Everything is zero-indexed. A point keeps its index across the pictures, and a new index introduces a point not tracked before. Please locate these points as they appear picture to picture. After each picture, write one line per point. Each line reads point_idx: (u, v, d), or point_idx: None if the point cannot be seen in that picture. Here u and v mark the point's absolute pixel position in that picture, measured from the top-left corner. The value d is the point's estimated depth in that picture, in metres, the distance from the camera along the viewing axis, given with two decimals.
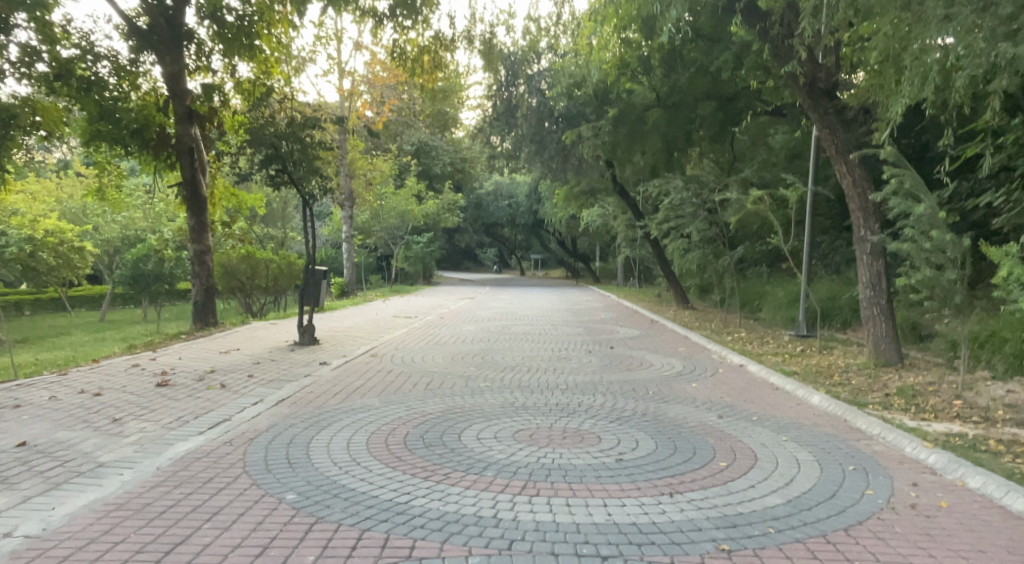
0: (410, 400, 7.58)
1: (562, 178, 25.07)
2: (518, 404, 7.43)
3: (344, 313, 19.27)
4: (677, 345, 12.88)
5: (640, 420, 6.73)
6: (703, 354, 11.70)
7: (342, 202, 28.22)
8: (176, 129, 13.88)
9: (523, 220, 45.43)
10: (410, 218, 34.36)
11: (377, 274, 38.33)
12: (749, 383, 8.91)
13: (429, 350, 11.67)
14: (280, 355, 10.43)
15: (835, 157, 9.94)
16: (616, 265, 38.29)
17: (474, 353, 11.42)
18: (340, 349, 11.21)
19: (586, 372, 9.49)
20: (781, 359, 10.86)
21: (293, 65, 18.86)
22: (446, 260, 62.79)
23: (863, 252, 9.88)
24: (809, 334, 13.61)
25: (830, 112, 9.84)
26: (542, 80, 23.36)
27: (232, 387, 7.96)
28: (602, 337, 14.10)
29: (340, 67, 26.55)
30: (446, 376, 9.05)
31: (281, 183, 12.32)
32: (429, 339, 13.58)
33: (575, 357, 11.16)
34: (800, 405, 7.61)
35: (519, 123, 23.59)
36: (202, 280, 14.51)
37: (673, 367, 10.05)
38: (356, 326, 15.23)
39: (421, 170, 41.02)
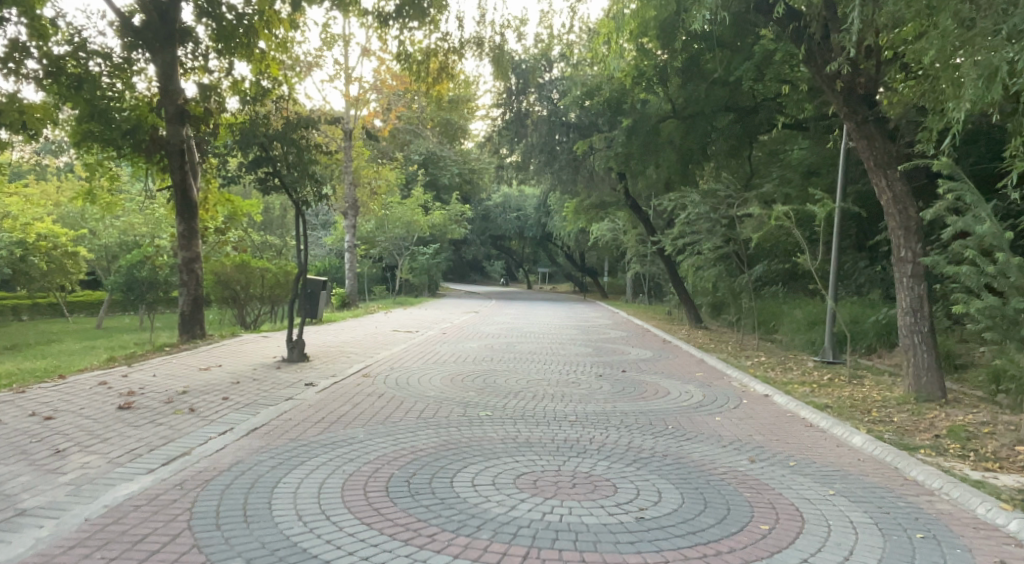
0: (401, 431, 6.75)
1: (572, 191, 24.29)
2: (521, 439, 6.59)
3: (343, 326, 18.44)
4: (693, 370, 12.00)
5: (661, 464, 5.88)
6: (723, 381, 10.83)
7: (345, 211, 27.49)
8: (167, 130, 13.03)
9: (531, 233, 44.66)
10: (415, 229, 33.63)
11: (381, 285, 37.56)
12: (778, 419, 8.03)
13: (427, 370, 10.81)
14: (264, 374, 9.63)
15: (874, 170, 9.11)
16: (626, 281, 37.40)
17: (476, 375, 10.54)
18: (331, 367, 10.40)
19: (596, 401, 8.62)
20: (809, 390, 9.99)
21: (291, 65, 18.05)
22: (452, 271, 62.05)
23: (903, 275, 9.04)
24: (835, 361, 12.73)
25: (870, 121, 9.01)
26: (553, 89, 22.62)
27: (203, 412, 7.13)
28: (613, 358, 13.22)
29: (347, 73, 25.93)
30: (443, 402, 8.22)
31: (272, 188, 11.54)
32: (429, 356, 12.75)
33: (584, 381, 10.30)
34: (841, 448, 6.74)
35: (529, 132, 22.83)
36: (191, 289, 13.68)
37: (692, 397, 9.16)
38: (353, 341, 14.44)
39: (428, 180, 40.35)
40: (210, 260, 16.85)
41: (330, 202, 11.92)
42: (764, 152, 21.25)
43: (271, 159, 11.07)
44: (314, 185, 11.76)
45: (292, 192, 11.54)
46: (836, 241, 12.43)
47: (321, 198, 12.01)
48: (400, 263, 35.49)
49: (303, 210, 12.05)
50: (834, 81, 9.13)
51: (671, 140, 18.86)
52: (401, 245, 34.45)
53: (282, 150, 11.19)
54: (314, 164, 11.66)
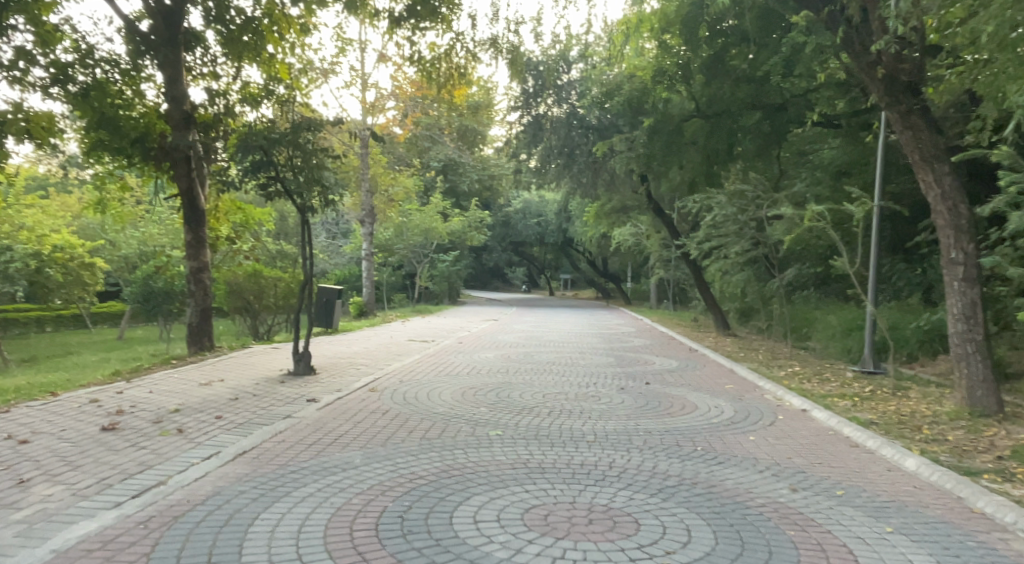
0: (404, 454, 6.18)
1: (594, 195, 23.63)
2: (536, 464, 6.00)
3: (358, 336, 17.90)
4: (724, 381, 11.28)
5: (690, 493, 5.24)
6: (754, 394, 10.14)
7: (363, 218, 27.05)
8: (173, 137, 12.44)
9: (552, 239, 44.06)
10: (435, 237, 33.19)
11: (402, 293, 37.09)
12: (820, 438, 7.35)
13: (439, 384, 10.24)
14: (267, 389, 9.12)
15: (920, 165, 8.51)
16: (651, 287, 36.63)
17: (489, 388, 9.95)
18: (338, 381, 9.89)
19: (618, 418, 7.97)
20: (850, 404, 9.26)
21: (299, 70, 17.49)
22: (474, 278, 61.64)
23: (953, 277, 8.42)
24: (875, 371, 11.97)
25: (915, 110, 8.39)
26: (572, 90, 21.98)
27: (191, 432, 6.60)
28: (636, 369, 12.56)
29: (363, 79, 25.57)
30: (453, 421, 7.65)
31: (277, 195, 11.03)
32: (443, 368, 12.20)
33: (605, 395, 9.65)
34: (893, 474, 6.06)
35: (548, 135, 22.23)
36: (199, 300, 13.21)
37: (722, 412, 8.48)
38: (365, 352, 13.94)
39: (448, 187, 39.92)
40: (221, 269, 16.39)
41: (339, 208, 11.37)
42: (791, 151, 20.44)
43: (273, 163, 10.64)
44: (323, 189, 11.21)
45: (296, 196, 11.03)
46: (875, 243, 11.67)
47: (330, 204, 11.45)
48: (420, 271, 35.06)
49: (310, 216, 11.53)
50: (875, 69, 8.53)
51: (696, 141, 18.14)
52: (420, 252, 34.01)
53: (283, 153, 10.70)
54: (324, 167, 11.16)
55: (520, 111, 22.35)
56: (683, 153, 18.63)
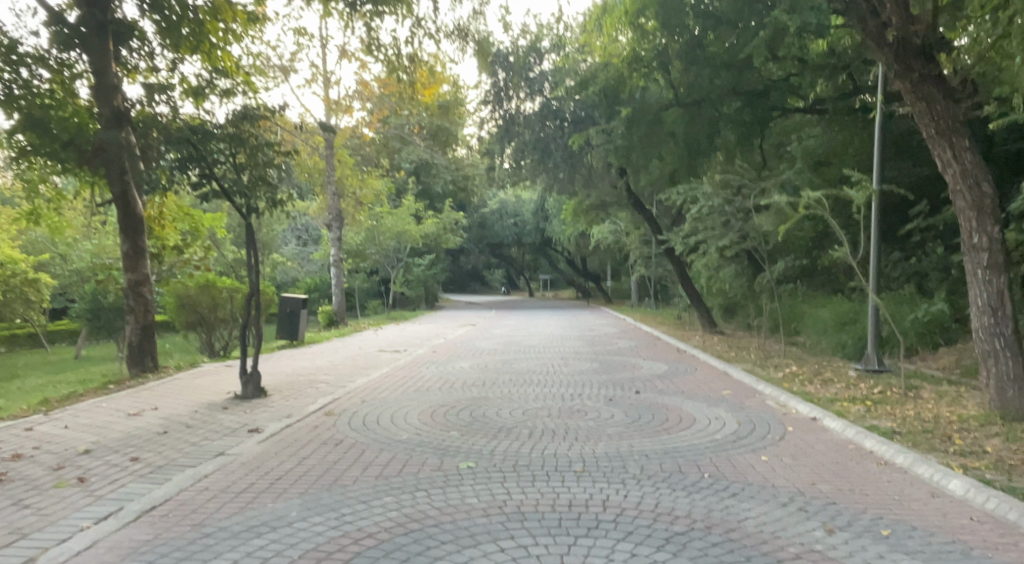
0: (354, 500, 5.10)
1: (571, 191, 22.64)
2: (514, 507, 4.95)
3: (323, 348, 16.69)
4: (720, 387, 10.28)
5: (705, 544, 4.23)
6: (755, 401, 9.15)
7: (330, 223, 25.77)
8: (102, 135, 11.12)
9: (529, 239, 43.15)
10: (408, 240, 32.02)
11: (376, 299, 35.81)
12: (842, 455, 6.37)
13: (406, 402, 9.12)
14: (205, 418, 7.97)
15: (937, 139, 7.60)
16: (632, 284, 35.77)
17: (462, 405, 8.85)
18: (290, 404, 8.75)
19: (607, 439, 6.94)
20: (864, 409, 8.28)
21: (250, 67, 16.28)
22: (451, 282, 60.49)
23: (976, 265, 7.50)
24: (882, 368, 11.04)
25: (930, 78, 7.48)
26: (544, 82, 20.94)
27: (96, 481, 5.48)
28: (623, 375, 11.54)
29: (326, 76, 24.39)
30: (417, 449, 6.57)
31: (212, 199, 9.83)
32: (412, 382, 11.08)
33: (590, 408, 8.62)
34: (941, 503, 5.07)
35: (520, 129, 21.16)
36: (138, 316, 11.94)
37: (725, 426, 7.46)
38: (328, 367, 12.78)
39: (420, 188, 38.83)
40: (170, 282, 15.07)
41: (288, 209, 10.21)
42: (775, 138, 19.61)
43: (205, 162, 9.48)
44: (267, 188, 10.05)
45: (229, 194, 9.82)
46: (878, 230, 10.75)
47: (277, 204, 10.28)
48: (394, 276, 33.87)
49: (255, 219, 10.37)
50: (885, 32, 7.64)
51: (675, 131, 17.19)
52: (393, 257, 32.79)
53: (211, 151, 9.53)
54: (266, 162, 9.99)
55: (491, 104, 21.30)
56: (663, 144, 17.69)
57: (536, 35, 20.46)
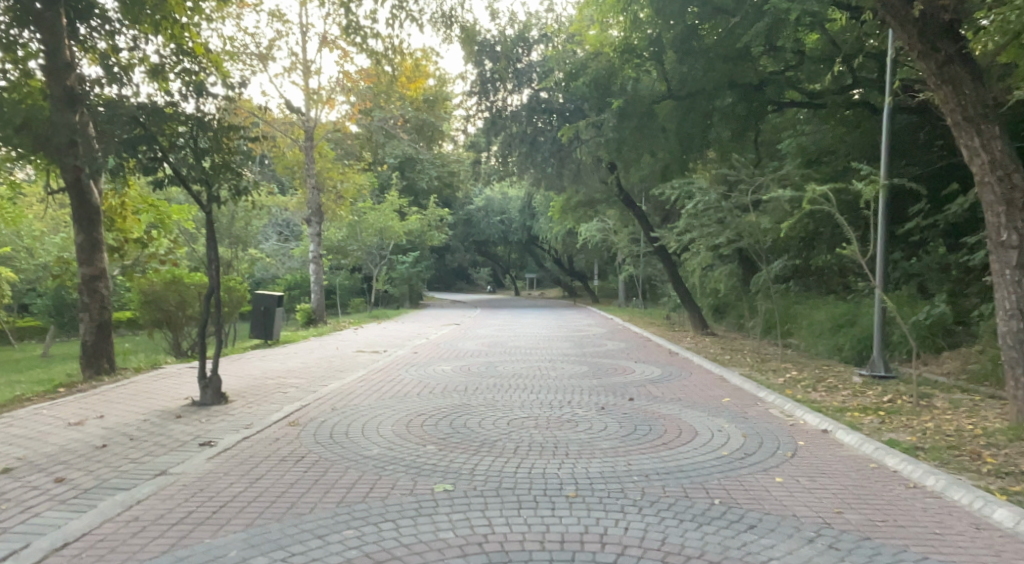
0: (308, 534, 4.35)
1: (559, 187, 21.89)
2: (497, 544, 4.21)
3: (298, 349, 15.86)
4: (717, 393, 9.61)
5: None
6: (757, 410, 8.46)
7: (309, 218, 24.88)
8: (51, 117, 10.22)
9: (516, 237, 42.46)
10: (391, 237, 31.18)
11: (358, 297, 34.93)
12: (864, 476, 5.69)
13: (379, 410, 8.36)
14: (153, 428, 7.18)
15: (961, 127, 6.94)
16: (620, 283, 35.18)
17: (441, 414, 8.10)
18: (251, 412, 7.96)
19: (602, 455, 6.22)
20: (878, 421, 7.62)
21: (222, 52, 15.39)
22: (437, 280, 59.71)
23: (1004, 265, 6.84)
24: (887, 375, 10.35)
25: (955, 59, 6.84)
26: (532, 74, 20.17)
27: (6, 508, 4.70)
28: (613, 380, 10.85)
29: (306, 66, 23.54)
30: (388, 468, 5.81)
31: (167, 187, 8.97)
32: (388, 387, 10.31)
33: (580, 418, 7.90)
34: (989, 537, 4.40)
35: (507, 121, 20.38)
36: (93, 313, 11.14)
37: (729, 440, 6.77)
38: (299, 370, 11.97)
39: (405, 185, 38.02)
40: (136, 277, 14.18)
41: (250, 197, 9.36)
42: (770, 132, 18.92)
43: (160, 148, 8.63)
44: (232, 176, 9.22)
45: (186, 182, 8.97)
46: (886, 227, 10.10)
47: (241, 194, 9.44)
48: (376, 273, 33.06)
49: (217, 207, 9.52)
50: (908, 7, 6.96)
51: (667, 125, 16.48)
52: (376, 254, 31.95)
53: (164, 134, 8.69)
54: (230, 148, 9.16)
55: (477, 96, 20.51)
56: (655, 138, 16.98)
57: (524, 25, 19.74)
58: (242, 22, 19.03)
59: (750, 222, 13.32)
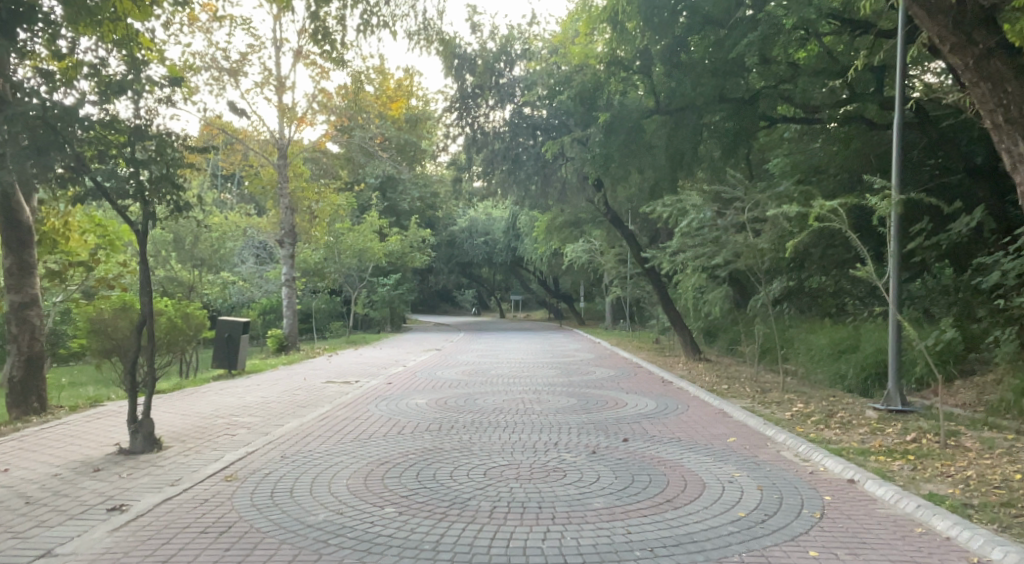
0: None
1: (543, 207, 20.92)
2: None
3: (262, 380, 14.69)
4: (720, 431, 8.57)
5: None
6: (769, 454, 7.40)
7: (282, 239, 23.74)
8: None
9: (500, 258, 41.47)
10: (371, 259, 30.03)
11: (337, 321, 33.70)
12: (915, 549, 4.68)
13: (336, 458, 7.22)
14: (60, 488, 6.06)
15: (1000, 131, 5.95)
16: (607, 305, 34.17)
17: (408, 462, 7.01)
18: (184, 464, 6.88)
19: (596, 520, 5.19)
20: (909, 467, 6.60)
21: (181, 63, 14.32)
22: (421, 302, 58.59)
23: None
24: (905, 409, 9.33)
25: (994, 53, 5.95)
26: (514, 89, 18.96)
27: None
28: (603, 416, 9.80)
29: (280, 81, 22.54)
30: (336, 545, 4.74)
31: (90, 204, 7.79)
32: (351, 426, 9.19)
33: (569, 465, 6.83)
34: None
35: (489, 137, 19.41)
36: (22, 345, 10.10)
37: (744, 496, 5.75)
38: (255, 407, 10.82)
39: (386, 205, 37.04)
40: (81, 304, 12.99)
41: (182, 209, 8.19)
42: (764, 148, 18.02)
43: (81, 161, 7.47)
44: (171, 193, 8.08)
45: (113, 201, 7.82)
46: (899, 246, 9.13)
47: (180, 214, 8.29)
48: (355, 296, 31.91)
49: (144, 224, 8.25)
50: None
51: (656, 140, 15.61)
52: (355, 276, 30.79)
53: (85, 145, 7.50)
54: (170, 160, 8.05)
55: (456, 112, 19.55)
56: (644, 154, 16.04)
57: (507, 38, 18.89)
58: (209, 36, 18.01)
59: (746, 242, 12.33)
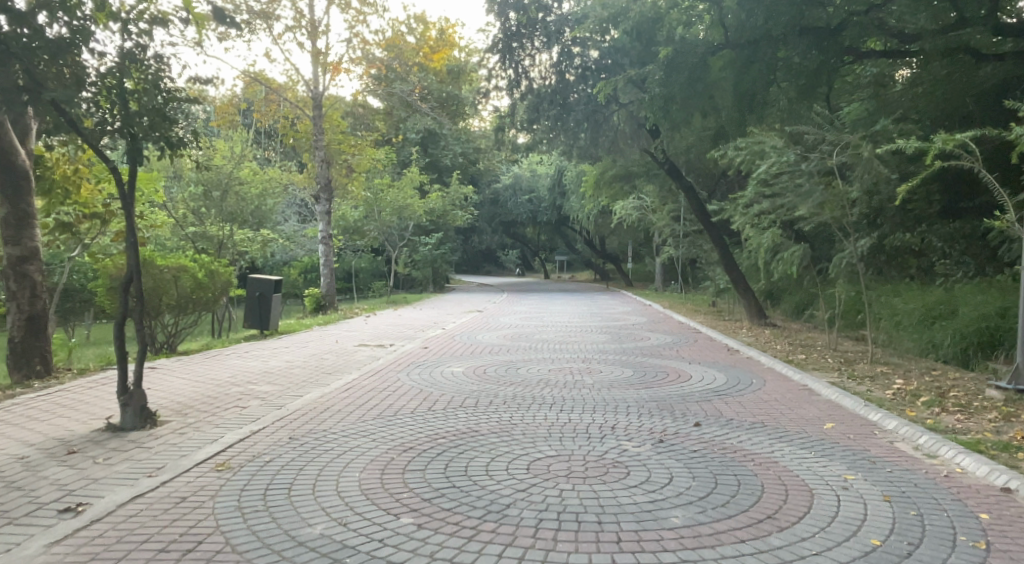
0: None
1: (592, 157, 19.31)
2: None
3: (292, 342, 13.70)
4: (812, 414, 7.13)
5: None
6: (881, 447, 5.96)
7: (318, 194, 22.64)
8: None
9: (545, 217, 39.99)
10: (411, 216, 28.83)
11: (379, 280, 32.79)
12: None
13: (352, 442, 6.06)
14: (17, 478, 5.00)
15: None
16: (658, 266, 32.55)
17: (435, 450, 5.80)
18: (174, 447, 5.81)
19: (678, 547, 3.88)
20: None
21: None
22: (465, 263, 57.65)
23: None
24: None
25: None
26: (564, 26, 17.27)
27: None
28: (666, 392, 8.43)
29: (313, 24, 21.21)
30: None
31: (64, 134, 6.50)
32: (377, 399, 8.00)
33: (633, 458, 5.51)
34: None
35: (535, 81, 17.82)
36: (22, 303, 9.15)
37: (873, 512, 4.38)
38: (277, 373, 9.78)
39: (428, 161, 35.75)
40: (98, 258, 12.07)
41: (171, 142, 6.78)
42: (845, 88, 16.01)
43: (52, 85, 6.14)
44: (163, 128, 6.68)
45: (87, 135, 6.46)
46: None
47: (176, 154, 6.91)
48: (396, 255, 30.88)
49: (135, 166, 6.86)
50: None
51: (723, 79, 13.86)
52: (395, 235, 29.69)
53: (54, 66, 6.15)
54: (163, 87, 6.67)
55: (499, 53, 17.97)
56: (708, 96, 14.33)
57: None
58: None
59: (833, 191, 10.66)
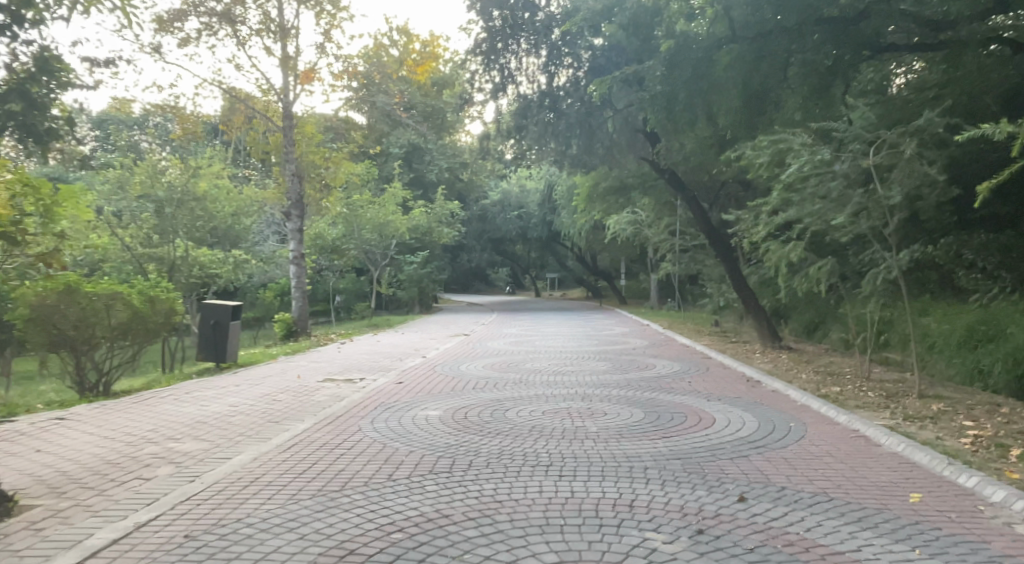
0: None
1: (585, 166, 17.72)
2: None
3: (246, 378, 11.91)
4: (884, 480, 5.48)
5: None
6: (1003, 539, 4.31)
7: (289, 211, 20.97)
8: None
9: (535, 233, 38.47)
10: (394, 234, 27.17)
11: (360, 301, 30.99)
12: None
13: (271, 541, 4.37)
14: None
15: None
16: (654, 282, 31.02)
17: (385, 556, 4.12)
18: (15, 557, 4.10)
19: None
20: None
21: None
22: (454, 282, 56.02)
23: None
24: None
25: None
26: (553, 23, 15.70)
27: None
28: (688, 444, 6.75)
29: (282, 29, 19.64)
30: None
31: None
32: (324, 462, 6.29)
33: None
34: None
35: (523, 85, 16.22)
36: None
37: None
38: (212, 423, 8.02)
39: (412, 177, 34.19)
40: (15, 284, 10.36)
41: None
42: None
43: None
44: None
45: None
46: None
47: None
48: (378, 275, 29.18)
49: None
50: None
51: None
52: (377, 254, 28.02)
53: None
54: None
55: (482, 55, 16.37)
56: None
57: None
58: None
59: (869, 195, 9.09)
